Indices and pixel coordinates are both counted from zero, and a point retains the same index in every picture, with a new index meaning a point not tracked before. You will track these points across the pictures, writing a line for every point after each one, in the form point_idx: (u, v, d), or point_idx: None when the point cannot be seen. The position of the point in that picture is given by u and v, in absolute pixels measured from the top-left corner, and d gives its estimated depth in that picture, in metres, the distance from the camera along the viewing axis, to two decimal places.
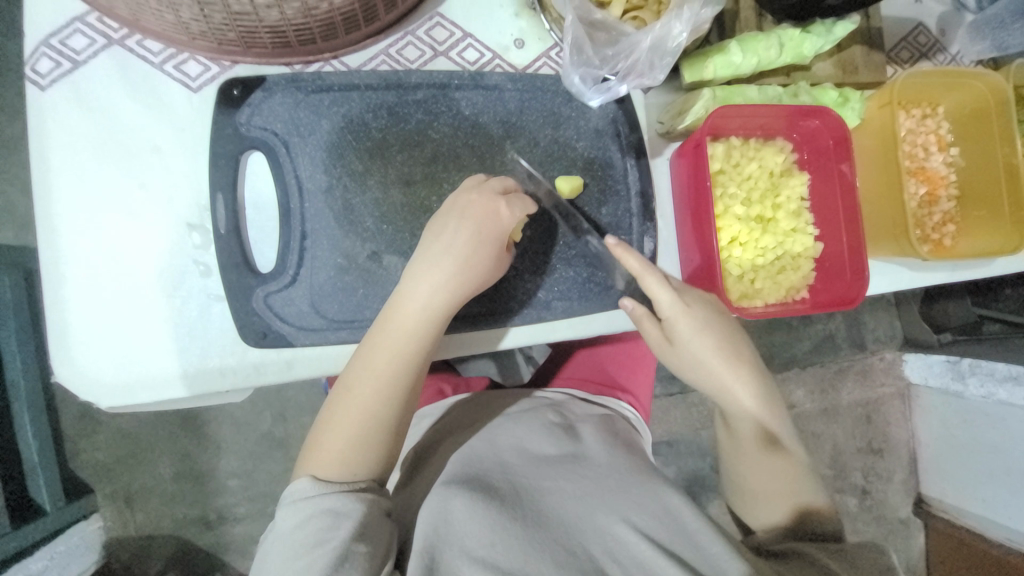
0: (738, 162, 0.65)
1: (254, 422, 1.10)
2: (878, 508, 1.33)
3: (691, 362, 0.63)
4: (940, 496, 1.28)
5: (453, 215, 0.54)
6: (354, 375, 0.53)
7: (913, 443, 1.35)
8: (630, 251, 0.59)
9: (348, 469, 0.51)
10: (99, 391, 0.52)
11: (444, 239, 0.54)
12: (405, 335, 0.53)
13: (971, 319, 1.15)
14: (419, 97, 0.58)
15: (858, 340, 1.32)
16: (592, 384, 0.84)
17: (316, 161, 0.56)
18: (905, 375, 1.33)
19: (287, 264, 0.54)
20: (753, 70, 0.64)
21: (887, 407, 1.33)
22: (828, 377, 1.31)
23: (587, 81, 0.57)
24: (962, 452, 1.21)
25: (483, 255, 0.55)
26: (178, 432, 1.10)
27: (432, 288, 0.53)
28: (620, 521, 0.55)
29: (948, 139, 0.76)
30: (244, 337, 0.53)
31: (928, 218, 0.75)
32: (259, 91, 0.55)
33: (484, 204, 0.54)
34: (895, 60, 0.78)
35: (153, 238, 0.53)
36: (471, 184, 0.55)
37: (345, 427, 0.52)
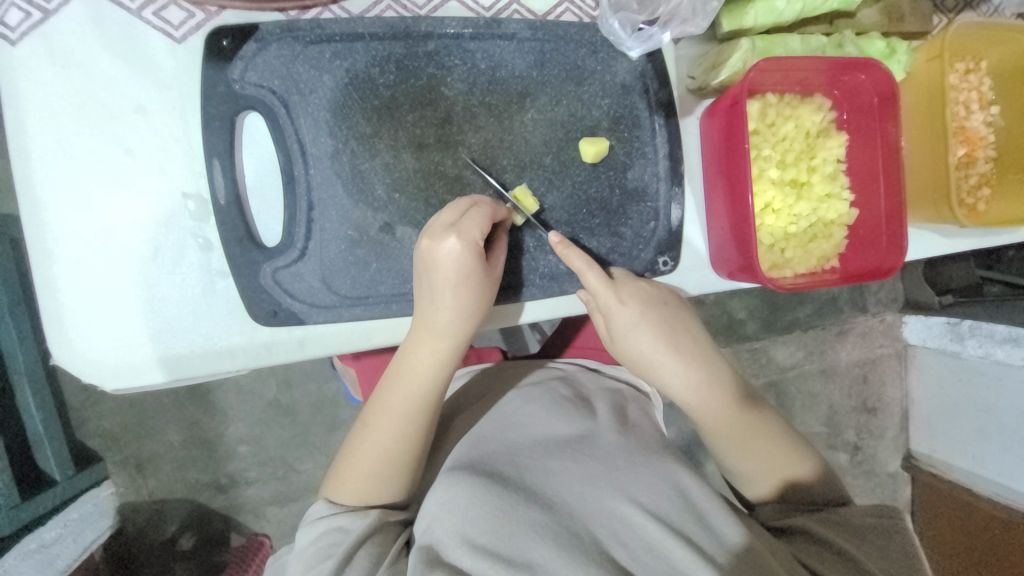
0: (774, 122, 0.61)
1: (258, 390, 1.09)
2: (867, 462, 1.36)
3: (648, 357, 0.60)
4: (929, 451, 1.31)
5: (438, 261, 0.49)
6: (371, 414, 0.55)
7: (906, 402, 1.37)
8: (572, 246, 0.55)
9: (363, 499, 0.55)
10: (102, 372, 0.49)
11: (433, 287, 0.50)
12: (408, 378, 0.54)
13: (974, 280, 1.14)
14: (430, 49, 0.53)
15: (860, 303, 1.32)
16: (604, 353, 0.84)
17: (319, 122, 0.50)
18: (904, 337, 1.34)
19: (294, 237, 0.50)
20: (795, 18, 0.58)
21: (884, 367, 1.35)
22: (830, 338, 1.32)
23: (627, 28, 0.55)
24: (954, 410, 1.23)
25: (466, 296, 0.50)
26: (183, 401, 1.09)
27: (424, 333, 0.52)
28: (626, 502, 0.55)
29: (990, 97, 0.72)
30: (253, 315, 0.50)
31: (963, 182, 0.71)
32: (251, 42, 0.49)
33: (456, 240, 0.49)
34: (940, 8, 0.71)
35: (147, 209, 0.49)
36: (449, 218, 0.50)
37: (357, 464, 0.55)
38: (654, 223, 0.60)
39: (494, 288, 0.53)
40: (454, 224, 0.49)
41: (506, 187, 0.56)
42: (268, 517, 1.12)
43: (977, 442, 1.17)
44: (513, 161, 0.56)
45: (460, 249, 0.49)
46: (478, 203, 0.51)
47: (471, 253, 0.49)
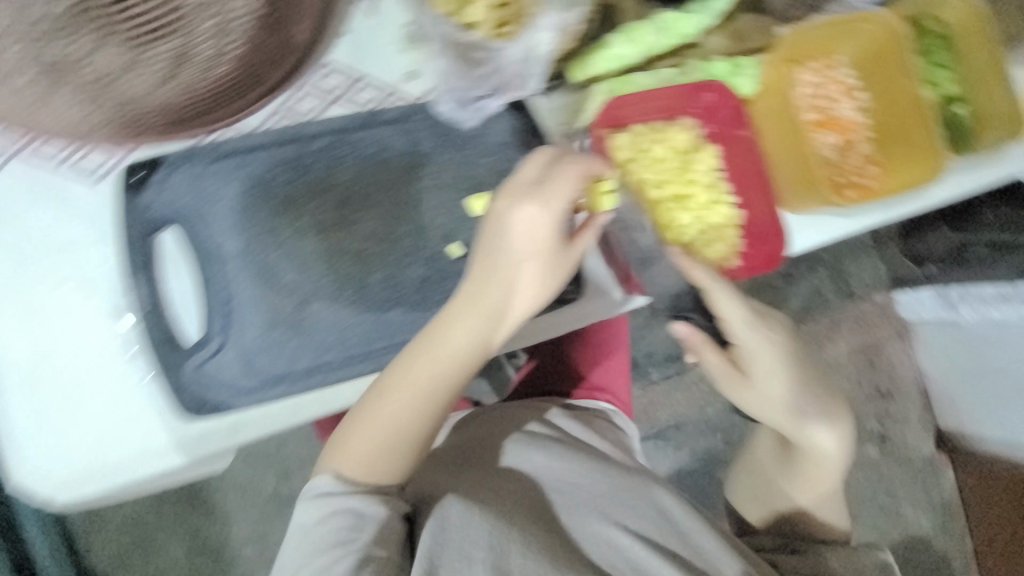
0: (647, 147, 0.68)
1: (257, 486, 1.10)
2: (897, 450, 1.42)
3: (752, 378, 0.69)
4: (959, 428, 1.33)
5: (512, 224, 0.53)
6: (386, 383, 0.55)
7: (922, 379, 1.41)
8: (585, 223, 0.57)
9: (366, 476, 0.55)
10: (51, 489, 0.53)
11: (507, 252, 0.54)
12: (438, 356, 0.55)
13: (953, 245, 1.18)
14: (319, 145, 0.60)
15: (847, 289, 1.38)
16: (569, 388, 0.90)
17: (226, 227, 0.56)
18: (902, 315, 1.39)
19: (212, 331, 0.55)
20: (642, 58, 0.65)
21: (887, 348, 1.40)
22: (823, 331, 1.38)
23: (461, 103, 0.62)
24: (967, 380, 1.24)
25: (533, 264, 0.55)
26: (182, 511, 1.10)
27: (502, 295, 0.55)
28: (613, 525, 0.67)
29: (853, 84, 0.75)
30: (183, 410, 0.54)
31: (849, 164, 0.74)
32: (160, 170, 0.56)
33: (536, 210, 0.53)
34: (783, 20, 0.78)
35: (84, 334, 0.55)
36: (529, 180, 0.55)
37: (360, 437, 0.54)
38: None
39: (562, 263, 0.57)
40: (538, 186, 0.54)
41: (409, 250, 0.61)
42: None
43: (999, 411, 1.15)
44: (410, 227, 0.61)
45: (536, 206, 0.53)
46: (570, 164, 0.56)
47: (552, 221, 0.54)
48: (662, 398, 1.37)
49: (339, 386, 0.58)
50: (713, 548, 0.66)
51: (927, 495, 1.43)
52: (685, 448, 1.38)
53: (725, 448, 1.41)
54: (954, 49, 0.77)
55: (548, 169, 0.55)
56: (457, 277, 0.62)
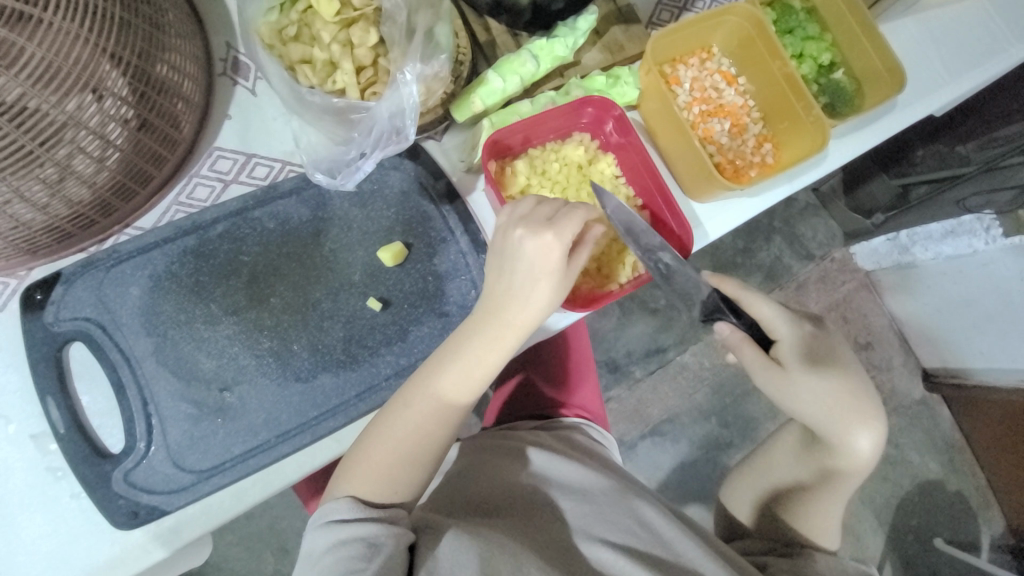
0: (544, 168, 0.69)
1: (258, 567, 1.14)
2: (892, 401, 1.43)
3: (809, 398, 0.65)
4: (942, 363, 1.38)
5: (527, 248, 0.56)
6: (408, 398, 0.57)
7: (897, 324, 1.44)
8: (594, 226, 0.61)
9: (391, 492, 0.55)
10: None
11: (515, 273, 0.57)
12: (470, 374, 0.57)
13: (896, 190, 1.21)
14: (221, 229, 0.61)
15: (805, 252, 1.43)
16: (539, 410, 0.89)
17: (137, 328, 0.57)
18: (862, 266, 1.44)
19: (136, 437, 0.54)
20: (522, 87, 0.68)
21: (858, 300, 1.44)
22: (791, 297, 1.40)
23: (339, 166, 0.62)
24: (938, 317, 1.29)
25: (539, 284, 0.57)
26: None
27: (508, 316, 0.57)
28: (597, 542, 0.64)
29: (733, 72, 0.81)
30: (115, 523, 0.53)
31: (744, 147, 0.79)
32: (58, 286, 0.56)
33: (553, 238, 0.56)
34: (658, 22, 0.82)
35: (3, 465, 0.54)
36: (544, 215, 0.57)
37: (378, 457, 0.55)
38: (475, 291, 0.65)
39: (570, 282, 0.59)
40: (549, 221, 0.57)
41: (327, 313, 0.61)
42: None
43: (978, 339, 1.21)
44: (325, 290, 0.62)
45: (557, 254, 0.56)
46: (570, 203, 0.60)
47: (563, 247, 0.56)
48: (650, 394, 1.36)
49: (277, 466, 0.58)
50: (696, 556, 0.65)
51: (931, 436, 1.44)
52: (685, 440, 1.37)
53: (724, 431, 1.38)
54: (818, 18, 0.83)
55: (558, 210, 0.58)
56: (382, 330, 0.62)
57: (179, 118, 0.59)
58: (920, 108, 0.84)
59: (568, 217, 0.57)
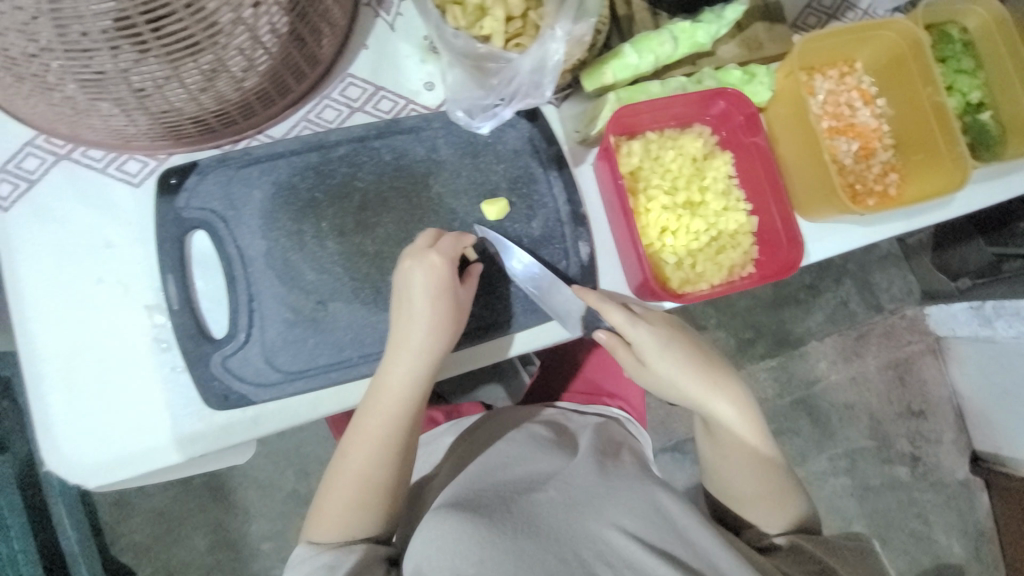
0: (658, 154, 0.68)
1: (276, 482, 1.20)
2: (933, 475, 1.35)
3: (659, 382, 0.67)
4: (996, 450, 1.29)
5: (415, 276, 0.57)
6: (347, 443, 0.58)
7: (956, 398, 1.35)
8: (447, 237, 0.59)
9: (341, 535, 0.58)
10: (86, 472, 0.57)
11: (407, 305, 0.57)
12: (388, 382, 0.57)
13: (988, 258, 1.15)
14: (342, 152, 0.63)
15: (873, 302, 1.34)
16: (582, 395, 0.90)
17: (254, 228, 0.60)
18: (932, 329, 1.35)
19: (238, 328, 0.58)
20: (655, 67, 0.67)
21: (921, 364, 1.35)
22: (851, 343, 1.34)
23: (473, 111, 0.64)
24: (1006, 400, 1.21)
25: (433, 313, 0.57)
26: (207, 503, 1.20)
27: (402, 347, 0.57)
28: (610, 526, 0.57)
29: (873, 92, 0.76)
30: (207, 402, 0.57)
31: (867, 172, 0.75)
32: (193, 175, 0.60)
33: (434, 257, 0.57)
34: (802, 27, 0.78)
35: (121, 326, 0.59)
36: (426, 243, 0.58)
37: (336, 496, 0.58)
38: (567, 261, 0.66)
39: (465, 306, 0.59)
40: (431, 245, 0.58)
41: None
42: None
43: None
44: (425, 231, 0.63)
45: (427, 276, 0.56)
46: (443, 233, 0.60)
47: (441, 267, 0.57)
48: (679, 410, 1.33)
49: (352, 385, 0.60)
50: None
51: (964, 522, 1.35)
52: None
53: None
54: (975, 52, 0.76)
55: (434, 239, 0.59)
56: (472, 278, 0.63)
57: (323, 37, 0.60)
58: None
59: (442, 237, 0.59)
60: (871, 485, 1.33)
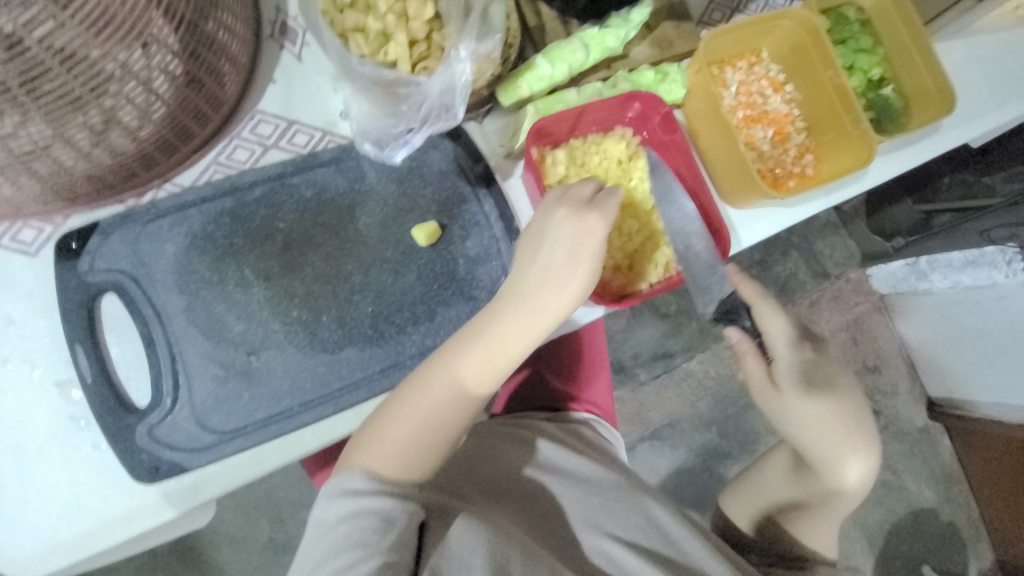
0: (584, 160, 0.68)
1: (252, 533, 1.15)
2: (894, 426, 1.42)
3: (801, 423, 0.66)
4: (949, 394, 1.37)
5: (560, 204, 0.58)
6: (431, 371, 0.55)
7: (906, 350, 1.43)
8: (610, 190, 0.59)
9: (396, 475, 0.53)
10: (18, 566, 0.53)
11: (541, 252, 0.58)
12: (492, 323, 0.56)
13: (919, 216, 1.20)
14: (258, 193, 0.61)
15: (820, 270, 1.41)
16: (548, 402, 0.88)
17: (170, 285, 0.57)
18: (875, 288, 1.42)
19: (162, 393, 0.54)
20: (568, 75, 0.67)
21: (870, 323, 1.42)
22: (804, 313, 1.39)
23: (383, 142, 0.62)
24: (948, 347, 1.29)
25: (578, 267, 0.57)
26: (179, 567, 1.13)
27: (541, 277, 0.57)
28: (604, 536, 0.64)
29: (781, 78, 0.79)
30: (137, 476, 0.53)
31: (784, 156, 0.78)
32: (95, 236, 0.56)
33: (598, 215, 0.57)
34: (708, 21, 0.81)
35: (32, 409, 0.54)
36: (587, 194, 0.59)
37: (388, 442, 0.53)
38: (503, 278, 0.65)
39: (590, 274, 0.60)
40: (591, 201, 0.58)
41: (357, 287, 0.61)
42: None
43: (987, 370, 1.21)
44: (357, 264, 0.61)
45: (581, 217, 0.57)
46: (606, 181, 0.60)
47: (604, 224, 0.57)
48: (653, 398, 1.36)
49: (296, 434, 0.58)
50: (703, 556, 0.65)
51: (929, 465, 1.43)
52: (683, 447, 1.36)
53: (723, 441, 1.38)
54: (873, 31, 0.81)
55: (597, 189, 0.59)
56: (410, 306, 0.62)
57: (224, 76, 0.58)
58: (963, 134, 0.82)
59: (606, 187, 0.59)
60: None
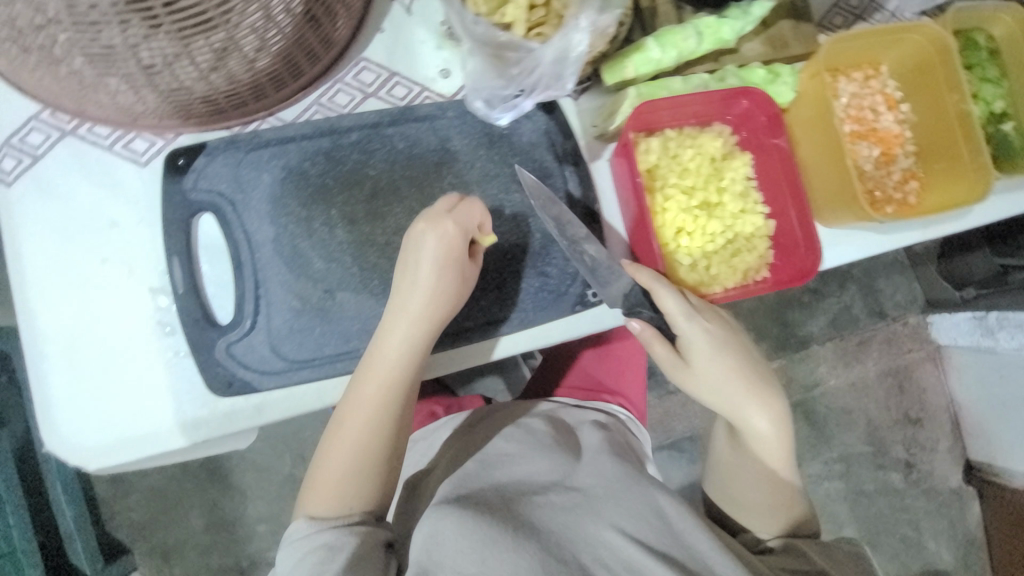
0: (677, 152, 0.66)
1: (276, 465, 1.18)
2: (925, 482, 1.35)
3: (702, 387, 0.68)
4: (990, 460, 1.29)
5: (426, 241, 0.55)
6: (346, 411, 0.57)
7: (954, 407, 1.35)
8: (473, 202, 0.57)
9: (340, 507, 0.56)
10: (86, 454, 0.56)
11: (410, 275, 0.56)
12: (379, 358, 0.56)
13: (995, 269, 1.14)
14: (354, 138, 0.62)
15: (877, 309, 1.33)
16: (582, 390, 0.90)
17: (263, 213, 0.59)
18: (934, 338, 1.34)
19: (244, 314, 0.57)
20: (676, 62, 0.65)
21: (920, 372, 1.34)
22: (851, 349, 1.33)
23: (493, 101, 0.61)
24: (1004, 412, 1.21)
25: (433, 278, 0.56)
26: (207, 485, 1.18)
27: (410, 302, 0.56)
28: (609, 528, 0.61)
29: (897, 96, 0.74)
30: (211, 388, 0.56)
31: (887, 179, 0.73)
32: (201, 156, 0.59)
33: (450, 224, 0.55)
34: (827, 27, 0.77)
35: (123, 309, 0.57)
36: (445, 208, 0.56)
37: (334, 464, 0.57)
38: None
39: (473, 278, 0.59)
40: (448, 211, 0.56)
41: None
42: None
43: None
44: None
45: (432, 240, 0.55)
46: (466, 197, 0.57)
47: (458, 239, 0.56)
48: (678, 408, 1.33)
49: None
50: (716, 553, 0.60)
51: (954, 529, 1.35)
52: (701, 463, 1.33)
53: None
54: (1002, 61, 0.75)
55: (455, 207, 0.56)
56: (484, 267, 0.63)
57: (339, 18, 0.58)
58: None
59: (463, 206, 0.56)
60: (863, 490, 1.33)
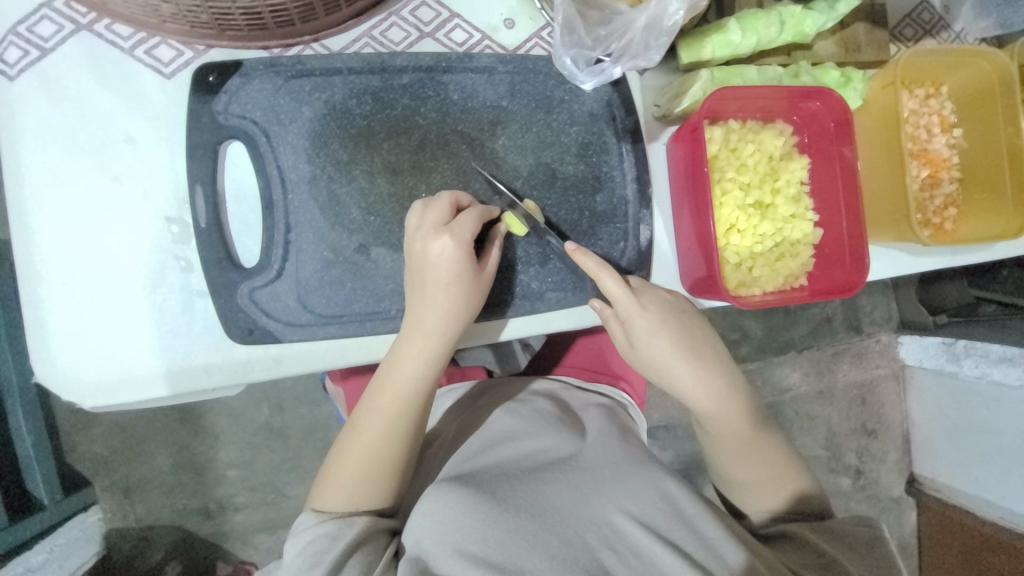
0: (737, 146, 0.63)
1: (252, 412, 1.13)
2: (872, 488, 1.40)
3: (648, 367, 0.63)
4: (934, 475, 1.35)
5: (434, 255, 0.52)
6: (360, 416, 0.57)
7: (907, 424, 1.41)
8: (468, 210, 0.54)
9: (351, 504, 0.55)
10: (83, 390, 0.51)
11: (424, 287, 0.53)
12: (395, 367, 0.54)
13: (967, 299, 1.18)
14: (405, 81, 0.56)
15: (854, 324, 1.37)
16: (587, 371, 0.85)
17: (299, 149, 0.54)
18: (901, 357, 1.38)
19: (272, 259, 0.53)
20: (753, 50, 0.61)
21: (882, 388, 1.39)
22: (825, 359, 1.37)
23: (580, 63, 0.55)
24: (953, 432, 1.27)
25: (445, 292, 0.53)
26: (175, 425, 1.12)
27: (421, 313, 0.54)
28: (615, 510, 0.55)
29: (953, 119, 0.73)
30: (230, 334, 0.52)
31: (929, 202, 0.73)
32: (236, 76, 0.52)
33: (447, 240, 0.52)
34: (898, 37, 0.74)
35: (133, 236, 0.52)
36: (439, 218, 0.52)
37: (348, 463, 0.56)
38: (624, 242, 0.63)
39: (481, 290, 0.55)
40: (446, 223, 0.53)
41: None
42: (256, 544, 1.14)
43: (980, 464, 1.21)
44: (483, 184, 0.58)
45: (438, 252, 0.52)
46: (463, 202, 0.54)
47: (459, 253, 0.52)
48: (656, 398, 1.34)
49: (386, 338, 0.56)
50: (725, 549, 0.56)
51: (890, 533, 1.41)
52: None
53: None
54: None
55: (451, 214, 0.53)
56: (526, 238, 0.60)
57: None
58: None
59: (460, 216, 0.53)
60: None
